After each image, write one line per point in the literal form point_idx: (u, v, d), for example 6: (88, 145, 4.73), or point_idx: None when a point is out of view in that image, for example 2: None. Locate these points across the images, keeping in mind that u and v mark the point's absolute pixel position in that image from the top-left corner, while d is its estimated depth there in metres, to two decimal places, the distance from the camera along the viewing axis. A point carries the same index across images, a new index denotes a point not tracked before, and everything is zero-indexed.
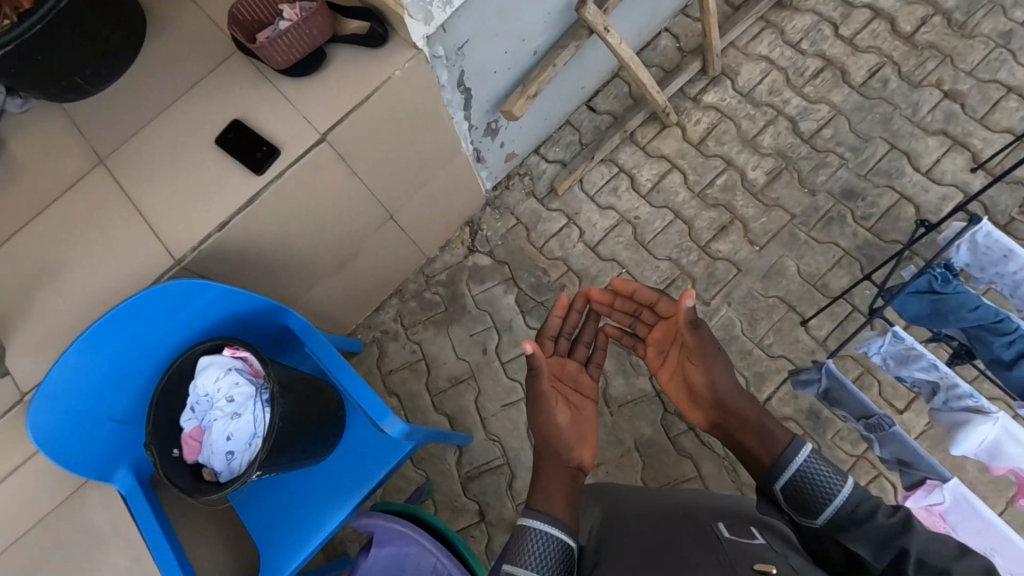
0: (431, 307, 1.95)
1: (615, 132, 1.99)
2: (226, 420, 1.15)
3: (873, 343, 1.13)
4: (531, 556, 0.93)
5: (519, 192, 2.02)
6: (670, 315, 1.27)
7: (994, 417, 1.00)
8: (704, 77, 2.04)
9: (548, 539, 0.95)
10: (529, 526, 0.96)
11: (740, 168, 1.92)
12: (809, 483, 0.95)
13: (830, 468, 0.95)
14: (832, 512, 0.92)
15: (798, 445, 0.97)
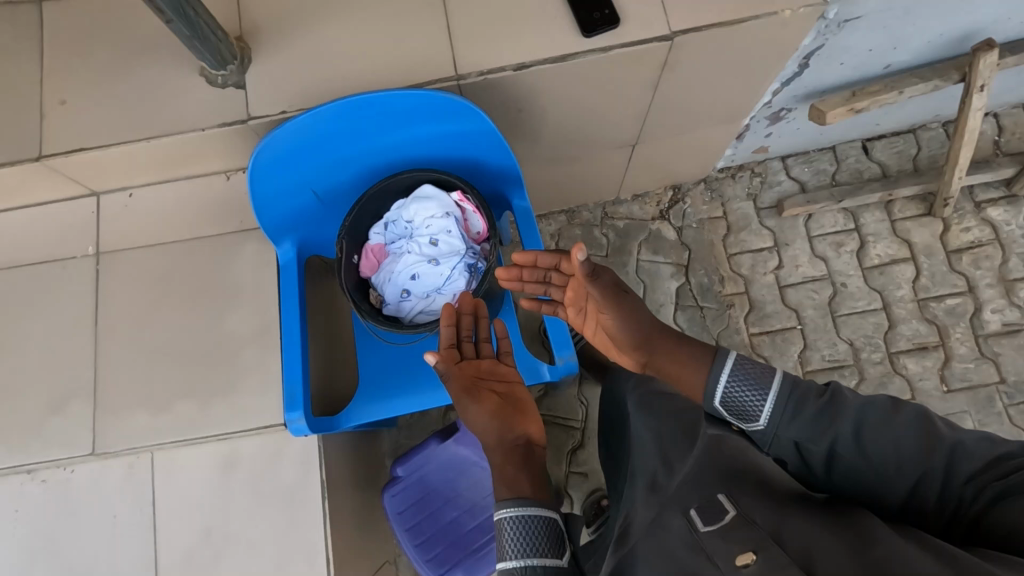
0: (593, 246, 1.81)
1: (878, 187, 1.74)
2: (419, 260, 1.06)
3: None
4: (511, 539, 0.85)
5: (742, 188, 1.82)
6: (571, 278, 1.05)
7: None
8: (1001, 188, 1.76)
9: (519, 521, 0.86)
10: (506, 517, 0.87)
11: (980, 302, 1.69)
12: (737, 402, 0.89)
13: (755, 370, 0.89)
14: (777, 425, 0.85)
15: (722, 358, 0.91)
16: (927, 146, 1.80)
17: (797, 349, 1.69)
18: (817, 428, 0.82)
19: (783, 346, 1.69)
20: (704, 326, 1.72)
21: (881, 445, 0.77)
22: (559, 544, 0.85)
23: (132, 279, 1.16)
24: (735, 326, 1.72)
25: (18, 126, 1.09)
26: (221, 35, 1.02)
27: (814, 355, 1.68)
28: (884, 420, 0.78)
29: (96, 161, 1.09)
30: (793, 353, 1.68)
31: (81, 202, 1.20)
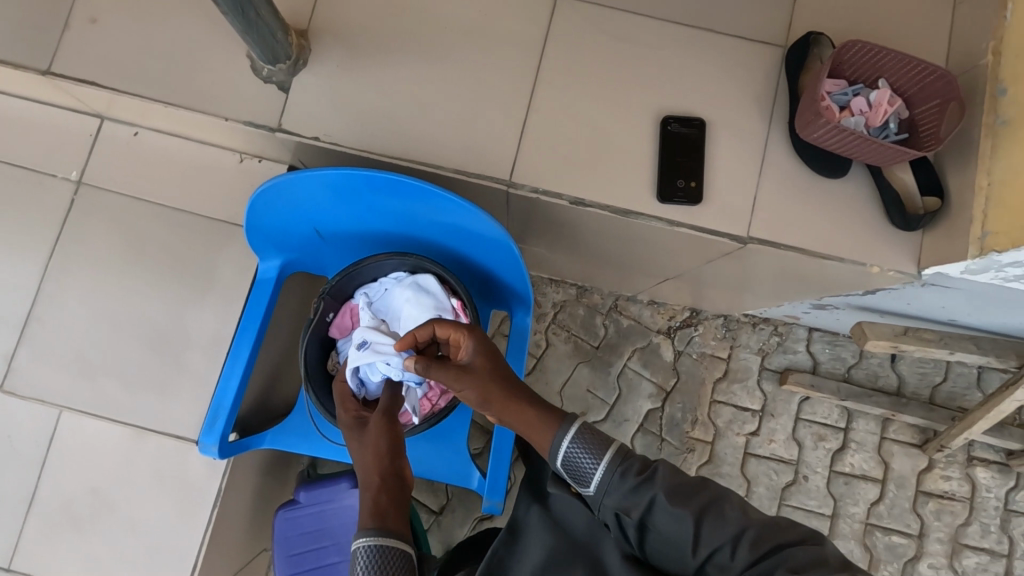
0: (588, 333, 1.73)
1: (883, 404, 1.66)
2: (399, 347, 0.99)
3: None
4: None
5: (756, 341, 1.73)
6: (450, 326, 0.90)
7: None
8: (997, 455, 1.69)
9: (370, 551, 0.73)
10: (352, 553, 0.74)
11: (921, 552, 1.65)
12: (576, 466, 0.80)
13: (593, 440, 0.80)
14: (606, 494, 0.78)
15: (565, 423, 0.83)
16: (952, 382, 1.71)
17: None
18: (636, 498, 0.75)
19: None
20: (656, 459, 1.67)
21: (667, 520, 0.73)
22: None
23: (105, 224, 1.08)
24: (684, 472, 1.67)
25: (43, 28, 0.98)
26: (279, 34, 0.88)
27: None
28: (687, 488, 0.73)
29: (109, 99, 0.99)
30: None
31: (85, 119, 1.10)
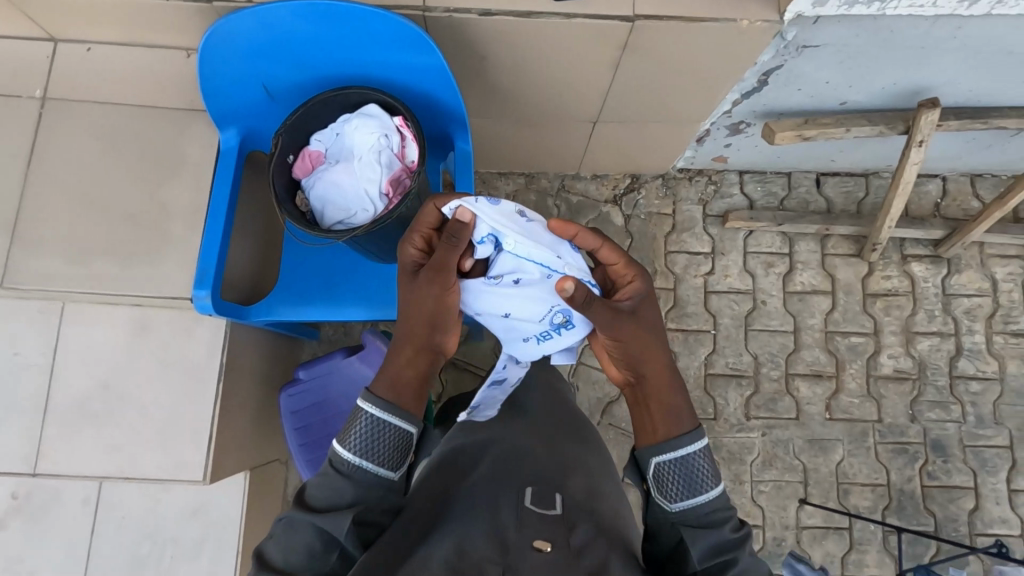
0: (544, 214, 1.87)
1: (817, 222, 1.83)
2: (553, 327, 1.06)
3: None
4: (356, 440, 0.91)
5: (695, 192, 1.89)
6: (623, 262, 0.99)
7: None
8: (928, 248, 1.86)
9: (380, 421, 0.92)
10: (361, 411, 0.92)
11: (878, 345, 1.81)
12: (665, 478, 0.92)
13: (704, 470, 0.91)
14: (681, 511, 0.90)
15: (695, 435, 0.92)
16: (874, 193, 1.89)
17: (705, 352, 1.79)
18: (705, 521, 0.89)
19: (692, 346, 1.79)
20: None
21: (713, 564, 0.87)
22: (401, 458, 0.93)
23: (75, 131, 1.19)
24: None
25: None
26: None
27: (718, 361, 1.79)
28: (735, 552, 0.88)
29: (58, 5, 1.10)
30: (700, 355, 1.79)
31: (39, 44, 1.21)
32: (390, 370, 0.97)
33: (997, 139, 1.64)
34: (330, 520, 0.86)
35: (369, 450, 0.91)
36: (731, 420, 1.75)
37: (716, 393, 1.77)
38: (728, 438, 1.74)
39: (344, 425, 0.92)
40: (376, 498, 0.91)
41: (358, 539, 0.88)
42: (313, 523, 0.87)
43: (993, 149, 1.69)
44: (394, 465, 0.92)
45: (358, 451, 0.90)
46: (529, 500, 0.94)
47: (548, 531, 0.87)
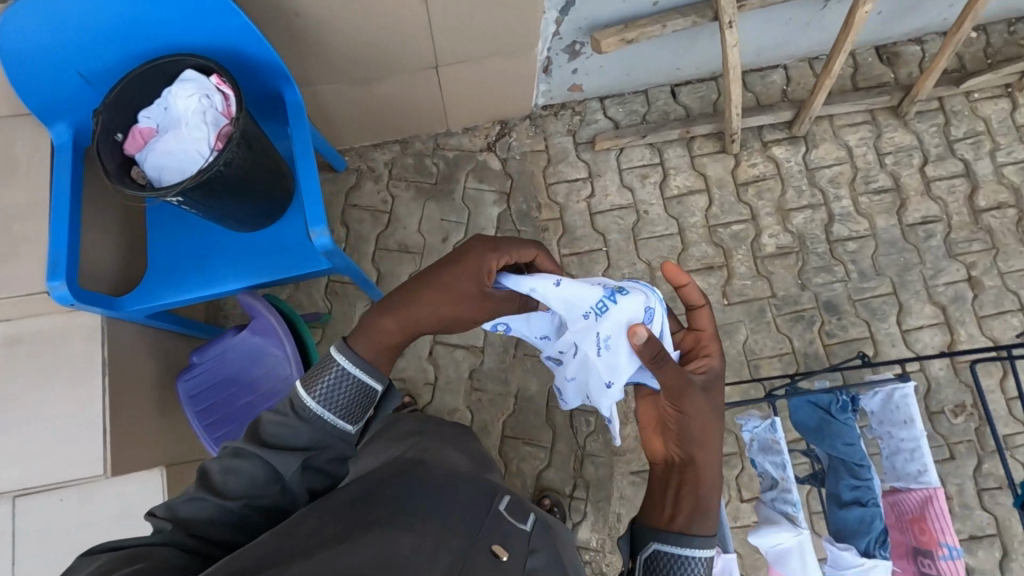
0: (424, 174, 1.93)
1: (678, 127, 1.94)
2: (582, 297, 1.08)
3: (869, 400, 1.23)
4: (321, 389, 0.97)
5: (563, 125, 1.97)
6: (708, 333, 1.05)
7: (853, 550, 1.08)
8: (785, 131, 1.99)
9: (348, 376, 0.98)
10: (333, 362, 0.99)
11: (758, 227, 1.92)
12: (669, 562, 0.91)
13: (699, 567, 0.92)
14: None
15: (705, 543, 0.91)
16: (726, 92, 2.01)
17: (601, 268, 1.87)
18: None
19: (588, 265, 1.87)
20: None
21: None
22: (359, 411, 1.00)
23: None
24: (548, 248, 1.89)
25: None
26: None
27: (615, 274, 1.87)
28: None
29: None
30: (597, 271, 1.87)
31: None
32: (373, 326, 1.05)
33: (810, 15, 1.77)
34: (280, 458, 0.90)
35: (331, 400, 0.97)
36: None
37: None
38: None
39: (310, 376, 0.98)
40: (326, 446, 0.97)
41: (301, 479, 0.92)
42: (261, 459, 0.90)
43: (811, 26, 1.83)
44: (351, 418, 0.99)
45: (322, 400, 0.96)
46: (498, 512, 0.93)
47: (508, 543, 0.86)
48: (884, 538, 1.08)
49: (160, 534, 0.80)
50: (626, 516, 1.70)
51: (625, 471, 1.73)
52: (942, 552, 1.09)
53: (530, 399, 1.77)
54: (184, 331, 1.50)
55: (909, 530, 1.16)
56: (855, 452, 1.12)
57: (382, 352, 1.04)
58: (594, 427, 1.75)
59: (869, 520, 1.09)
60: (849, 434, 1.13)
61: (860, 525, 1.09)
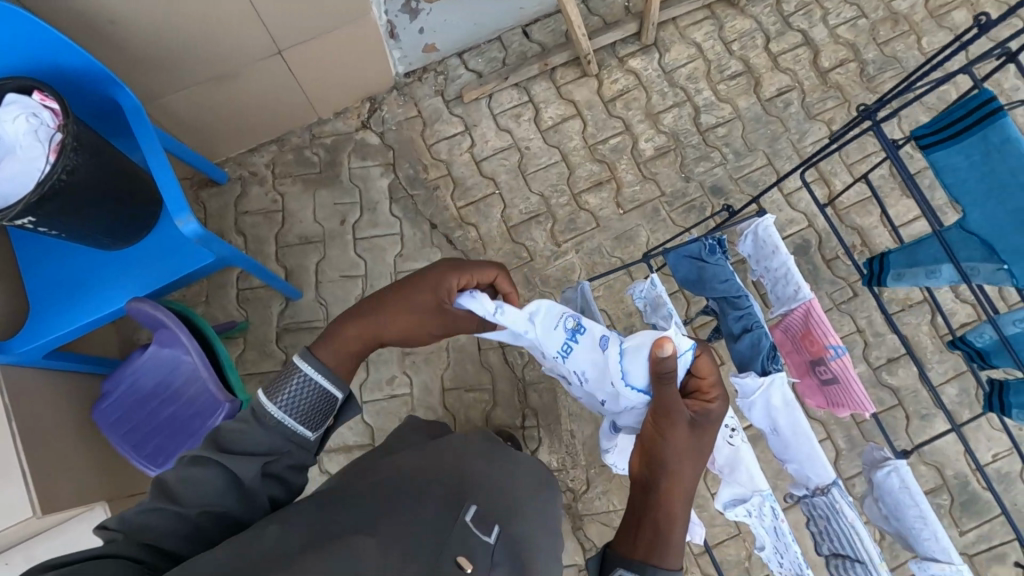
0: (307, 166, 1.95)
1: (536, 62, 2.01)
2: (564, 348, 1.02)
3: (744, 242, 1.32)
4: (285, 396, 0.94)
5: (429, 87, 2.02)
6: (709, 380, 0.96)
7: (751, 376, 1.16)
8: (636, 43, 2.09)
9: (312, 383, 0.95)
10: (296, 370, 0.95)
11: (634, 136, 2.01)
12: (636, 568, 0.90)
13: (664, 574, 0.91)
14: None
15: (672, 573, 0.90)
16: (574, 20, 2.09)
17: (499, 210, 1.93)
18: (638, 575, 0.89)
19: (486, 211, 1.92)
20: (417, 210, 1.92)
21: None
22: (320, 418, 0.97)
23: None
24: (444, 204, 1.93)
25: None
26: None
27: (513, 212, 1.93)
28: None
29: None
30: (496, 214, 1.92)
31: None
32: (335, 329, 1.00)
33: None
34: (237, 464, 0.88)
35: (294, 408, 0.94)
36: (546, 253, 1.89)
37: (524, 238, 1.90)
38: (550, 270, 1.88)
39: (274, 383, 0.95)
40: (285, 453, 0.94)
41: (262, 485, 0.91)
42: (217, 464, 0.87)
43: None
44: (312, 426, 0.96)
45: (286, 409, 0.93)
46: (468, 518, 0.87)
47: (467, 549, 0.81)
48: (774, 353, 1.17)
49: (112, 543, 0.78)
50: (577, 430, 1.76)
51: (567, 390, 1.78)
52: (830, 353, 1.19)
53: (461, 348, 1.81)
54: (88, 370, 1.49)
55: (803, 345, 1.25)
56: (731, 286, 1.20)
57: (347, 357, 1.00)
58: (528, 358, 1.80)
59: (757, 344, 1.17)
60: (723, 272, 1.21)
61: (751, 350, 1.18)
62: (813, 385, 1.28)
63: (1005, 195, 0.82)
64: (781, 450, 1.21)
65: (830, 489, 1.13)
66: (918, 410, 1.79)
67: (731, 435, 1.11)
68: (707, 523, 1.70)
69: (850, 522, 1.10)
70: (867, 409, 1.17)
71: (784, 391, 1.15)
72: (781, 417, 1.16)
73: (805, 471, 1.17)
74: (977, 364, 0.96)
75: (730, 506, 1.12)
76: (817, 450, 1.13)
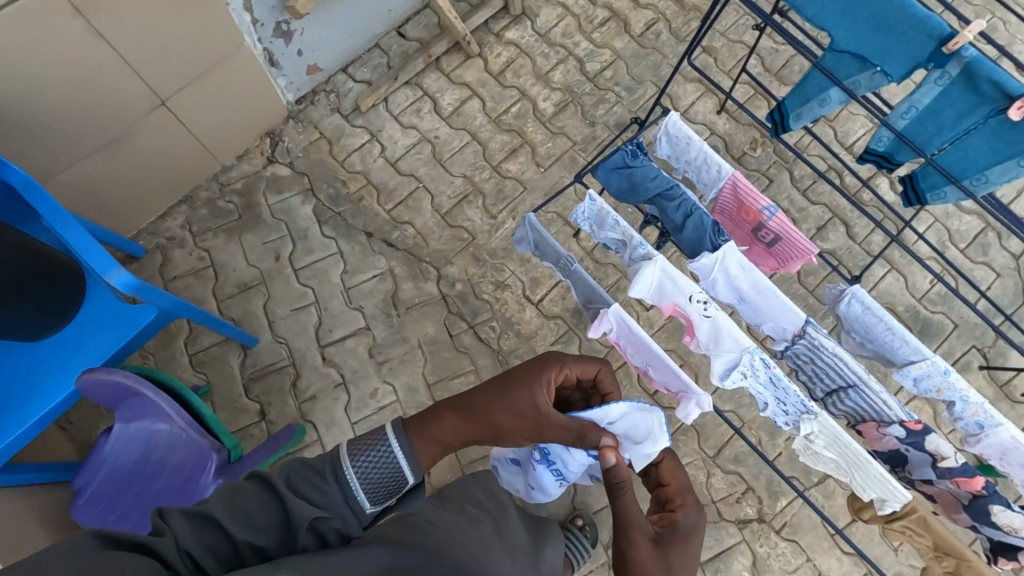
0: (224, 214, 1.90)
1: (420, 56, 2.06)
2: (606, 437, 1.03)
3: (659, 145, 1.41)
4: (364, 461, 0.88)
5: (324, 107, 2.03)
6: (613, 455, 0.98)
7: (706, 255, 1.23)
8: (507, 16, 2.18)
9: (389, 459, 0.91)
10: (383, 441, 0.92)
11: (532, 99, 2.09)
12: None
13: None
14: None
15: None
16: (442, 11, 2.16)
17: (428, 202, 1.95)
18: None
19: (416, 206, 1.94)
20: (348, 225, 1.91)
21: None
22: (384, 495, 0.89)
23: None
24: (374, 212, 1.93)
25: None
26: None
27: (442, 199, 1.95)
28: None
29: None
30: (427, 206, 1.94)
31: None
32: (428, 415, 0.97)
33: None
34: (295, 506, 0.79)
35: (367, 477, 0.88)
36: (485, 228, 1.92)
37: (461, 221, 1.93)
38: (494, 241, 1.91)
39: (361, 444, 0.91)
40: (337, 518, 0.83)
41: None
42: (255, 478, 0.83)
43: None
44: (377, 501, 0.89)
45: (360, 474, 0.87)
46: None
47: None
48: (718, 228, 1.26)
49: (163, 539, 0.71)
50: None
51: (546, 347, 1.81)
52: (765, 216, 1.29)
53: (433, 341, 1.80)
54: (55, 480, 1.39)
55: (740, 218, 1.35)
56: (661, 181, 1.28)
57: (435, 444, 0.96)
58: (500, 329, 1.82)
59: (701, 224, 1.25)
60: (650, 171, 1.28)
61: (698, 230, 1.25)
62: (761, 252, 1.38)
63: (858, 8, 0.91)
64: (752, 314, 1.29)
65: (806, 330, 1.21)
66: (856, 263, 1.93)
67: (704, 308, 1.18)
68: (713, 423, 1.76)
69: (833, 352, 1.18)
70: (812, 252, 1.28)
71: (738, 257, 1.23)
72: (743, 282, 1.24)
73: (780, 325, 1.25)
74: (886, 168, 1.07)
75: (726, 374, 1.19)
76: (782, 299, 1.21)
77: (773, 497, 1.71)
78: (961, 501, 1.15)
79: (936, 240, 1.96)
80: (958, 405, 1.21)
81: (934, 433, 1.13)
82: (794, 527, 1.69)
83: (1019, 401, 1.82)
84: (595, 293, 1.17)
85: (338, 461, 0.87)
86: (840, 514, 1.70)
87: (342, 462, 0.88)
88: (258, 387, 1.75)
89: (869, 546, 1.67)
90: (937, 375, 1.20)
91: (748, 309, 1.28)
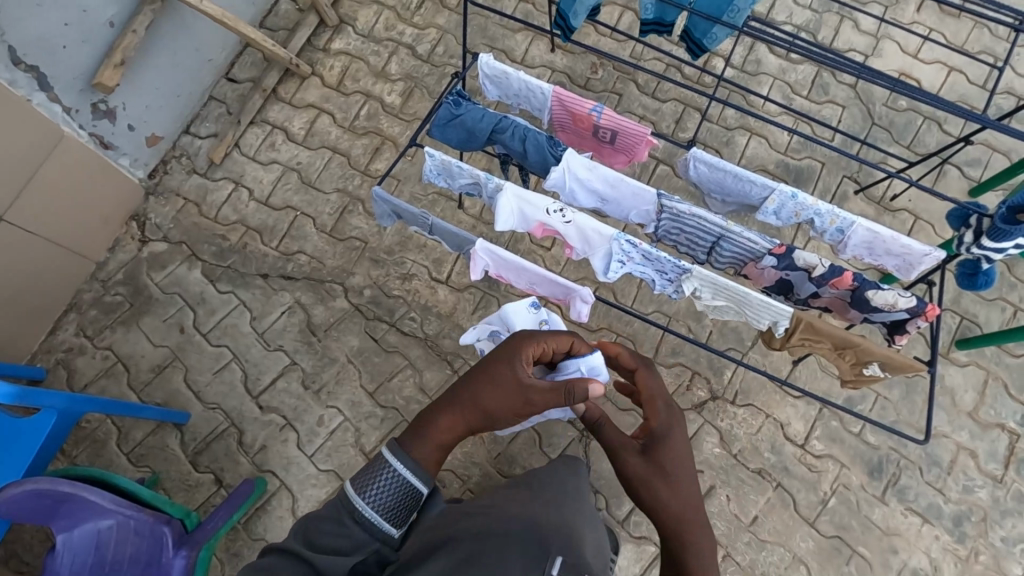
0: (114, 308, 1.86)
1: (255, 94, 2.06)
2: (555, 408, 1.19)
3: (486, 89, 1.47)
4: (377, 489, 0.86)
5: (180, 172, 2.01)
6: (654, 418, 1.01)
7: (551, 170, 1.30)
8: (327, 29, 2.20)
9: (402, 482, 0.88)
10: (386, 465, 0.88)
11: (378, 97, 2.11)
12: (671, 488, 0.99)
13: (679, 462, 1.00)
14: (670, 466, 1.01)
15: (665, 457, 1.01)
16: None
17: (311, 225, 1.95)
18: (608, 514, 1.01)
19: (301, 233, 1.94)
20: (240, 274, 1.90)
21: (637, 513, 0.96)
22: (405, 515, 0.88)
23: None
24: (261, 253, 1.92)
25: None
26: None
27: (324, 218, 1.96)
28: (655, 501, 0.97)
29: None
30: (311, 229, 1.94)
31: None
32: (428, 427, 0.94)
33: None
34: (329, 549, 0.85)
35: (383, 504, 0.86)
36: (373, 230, 1.93)
37: (349, 232, 1.94)
38: (387, 239, 1.92)
39: (362, 476, 0.88)
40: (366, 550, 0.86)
41: None
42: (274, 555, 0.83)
43: None
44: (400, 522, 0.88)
45: (376, 505, 0.86)
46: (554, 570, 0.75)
47: None
48: (554, 141, 1.31)
49: None
50: None
51: (468, 318, 1.83)
52: (595, 117, 1.35)
53: (360, 351, 1.82)
54: None
55: (579, 126, 1.41)
56: (488, 118, 1.33)
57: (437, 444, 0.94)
58: (420, 317, 1.84)
59: (538, 144, 1.31)
60: (476, 113, 1.33)
61: (538, 151, 1.31)
62: (610, 149, 1.44)
63: None
64: (621, 207, 1.35)
65: (663, 207, 1.27)
66: (721, 141, 2.04)
67: (563, 216, 1.23)
68: (644, 328, 1.83)
69: (694, 217, 1.24)
70: (648, 131, 1.34)
71: (580, 162, 1.28)
72: (596, 183, 1.30)
73: (645, 208, 1.31)
74: (669, 29, 1.16)
75: (606, 268, 1.27)
76: (631, 183, 1.27)
77: (718, 373, 1.79)
78: (846, 301, 1.25)
79: (781, 96, 2.09)
80: (817, 220, 1.30)
81: (798, 249, 1.20)
82: (745, 393, 1.77)
83: (899, 209, 1.96)
84: (459, 238, 1.22)
85: (352, 501, 0.86)
86: (782, 365, 1.79)
87: (354, 502, 0.86)
88: (205, 458, 1.73)
89: (815, 382, 1.78)
90: (789, 201, 1.29)
91: (616, 204, 1.34)
